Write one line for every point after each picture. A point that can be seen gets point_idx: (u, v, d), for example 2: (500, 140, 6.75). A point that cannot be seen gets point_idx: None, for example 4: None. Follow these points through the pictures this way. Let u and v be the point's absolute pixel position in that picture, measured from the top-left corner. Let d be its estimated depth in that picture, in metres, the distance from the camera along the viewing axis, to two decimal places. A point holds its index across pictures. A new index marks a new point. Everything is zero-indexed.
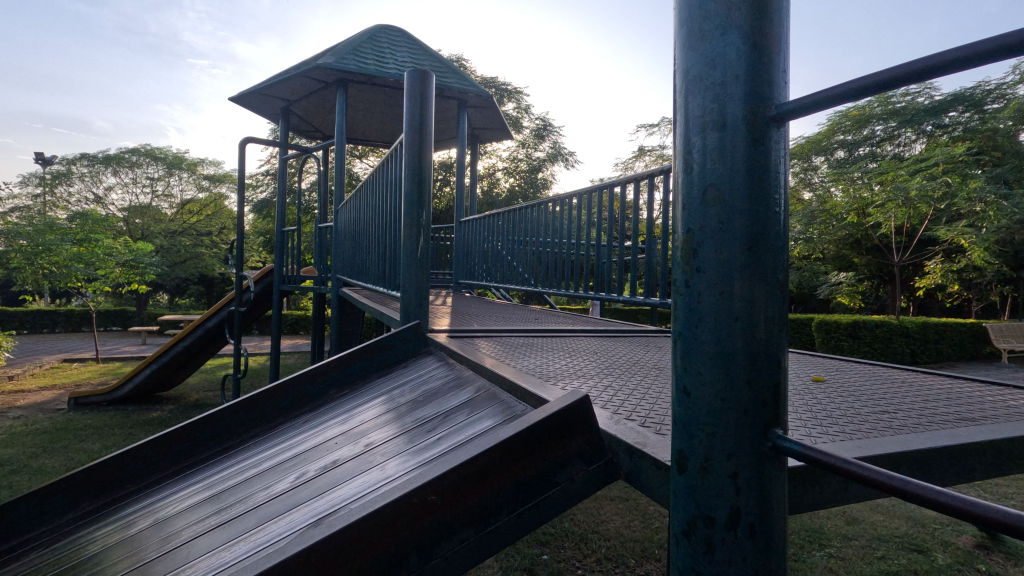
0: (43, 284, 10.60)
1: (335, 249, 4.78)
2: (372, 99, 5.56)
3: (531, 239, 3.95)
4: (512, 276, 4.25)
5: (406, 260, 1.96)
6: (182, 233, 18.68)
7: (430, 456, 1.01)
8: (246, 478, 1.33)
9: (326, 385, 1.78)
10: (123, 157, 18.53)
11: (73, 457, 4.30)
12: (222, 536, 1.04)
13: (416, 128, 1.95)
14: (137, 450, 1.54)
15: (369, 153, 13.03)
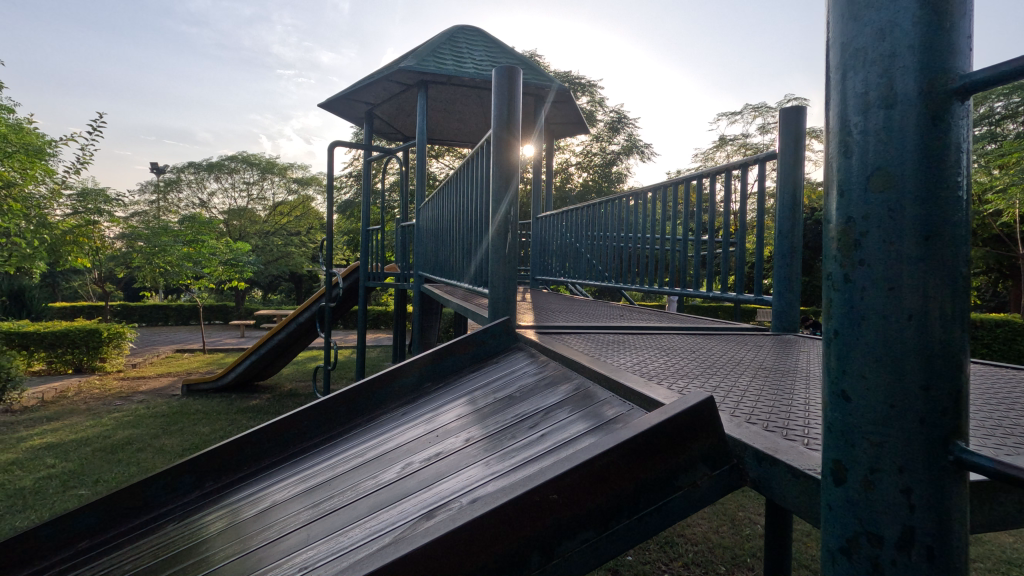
0: (160, 282, 11.74)
1: (418, 247, 4.93)
2: (450, 99, 5.67)
3: (607, 235, 3.89)
4: (589, 272, 4.19)
5: (493, 256, 1.97)
6: (274, 233, 20.04)
7: (533, 454, 1.00)
8: (354, 466, 1.38)
9: (420, 378, 1.83)
10: (224, 165, 20.15)
11: (188, 438, 4.73)
12: (335, 521, 1.09)
13: (504, 125, 1.95)
14: (250, 435, 1.66)
15: (444, 153, 13.32)
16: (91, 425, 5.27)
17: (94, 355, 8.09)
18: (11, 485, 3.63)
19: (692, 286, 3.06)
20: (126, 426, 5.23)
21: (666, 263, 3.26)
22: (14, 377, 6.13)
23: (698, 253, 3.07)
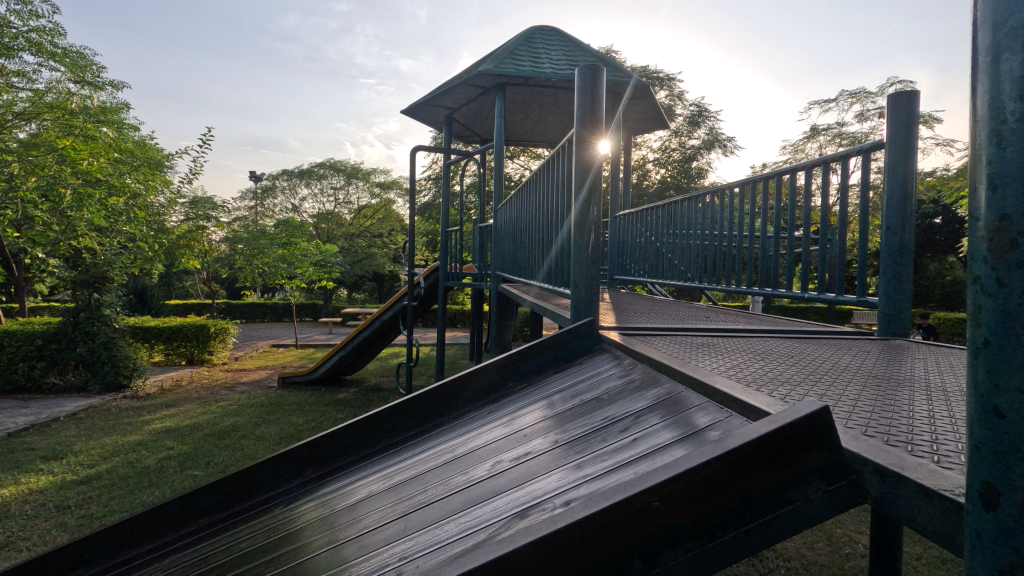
0: (260, 282, 12.72)
1: (496, 247, 5.01)
2: (527, 100, 5.71)
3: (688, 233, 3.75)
4: (669, 272, 4.05)
5: (576, 256, 1.95)
6: (359, 235, 21.10)
7: (625, 459, 0.99)
8: (443, 462, 1.41)
9: (504, 379, 1.85)
10: (314, 171, 21.48)
11: (284, 428, 5.08)
12: (430, 514, 1.11)
13: (586, 124, 1.93)
14: (345, 428, 1.75)
15: (519, 153, 13.40)
16: (201, 412, 5.80)
17: (203, 348, 8.87)
18: (138, 463, 4.07)
19: (781, 286, 2.87)
20: (230, 414, 5.71)
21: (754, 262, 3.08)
22: (138, 366, 6.87)
23: (790, 251, 2.87)
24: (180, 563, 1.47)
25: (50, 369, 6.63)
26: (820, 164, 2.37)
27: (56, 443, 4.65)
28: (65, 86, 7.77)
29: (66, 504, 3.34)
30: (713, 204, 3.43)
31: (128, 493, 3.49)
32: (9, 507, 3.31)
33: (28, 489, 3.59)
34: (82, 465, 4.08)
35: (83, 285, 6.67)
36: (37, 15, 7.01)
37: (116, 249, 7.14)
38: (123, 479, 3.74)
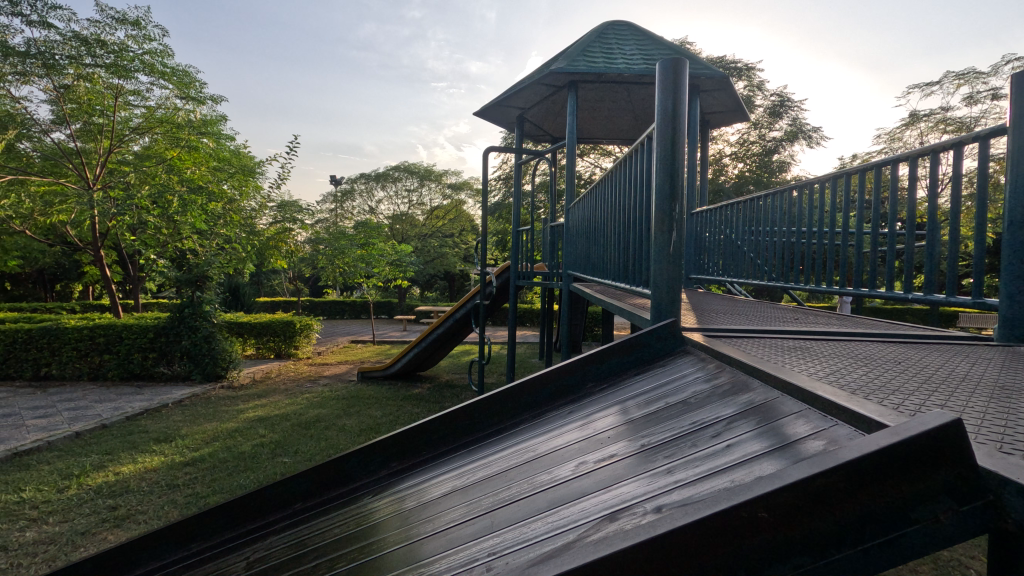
0: (341, 281, 13.39)
1: (569, 246, 5.00)
2: (599, 97, 5.65)
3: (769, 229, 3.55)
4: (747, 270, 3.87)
5: (657, 256, 1.91)
6: (431, 235, 21.74)
7: (719, 466, 0.95)
8: (526, 460, 1.42)
9: (584, 378, 1.83)
10: (389, 174, 22.33)
11: (364, 420, 5.32)
12: (517, 510, 1.12)
13: (669, 118, 1.89)
14: (428, 422, 1.80)
15: (589, 151, 13.28)
16: (289, 402, 6.19)
17: (290, 343, 9.43)
18: (235, 449, 4.40)
19: (869, 285, 2.66)
20: (315, 406, 6.05)
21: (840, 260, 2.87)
22: (233, 359, 7.42)
23: (879, 249, 2.64)
24: (279, 544, 1.57)
25: (159, 359, 7.30)
26: (925, 153, 2.15)
27: (165, 426, 5.11)
28: (172, 102, 8.51)
29: (176, 482, 3.67)
30: (796, 199, 3.23)
31: (227, 475, 3.79)
32: (129, 483, 3.68)
33: (144, 468, 3.98)
34: (188, 448, 4.48)
35: (187, 283, 7.27)
36: (150, 38, 7.71)
37: (215, 250, 7.74)
38: (224, 463, 4.06)
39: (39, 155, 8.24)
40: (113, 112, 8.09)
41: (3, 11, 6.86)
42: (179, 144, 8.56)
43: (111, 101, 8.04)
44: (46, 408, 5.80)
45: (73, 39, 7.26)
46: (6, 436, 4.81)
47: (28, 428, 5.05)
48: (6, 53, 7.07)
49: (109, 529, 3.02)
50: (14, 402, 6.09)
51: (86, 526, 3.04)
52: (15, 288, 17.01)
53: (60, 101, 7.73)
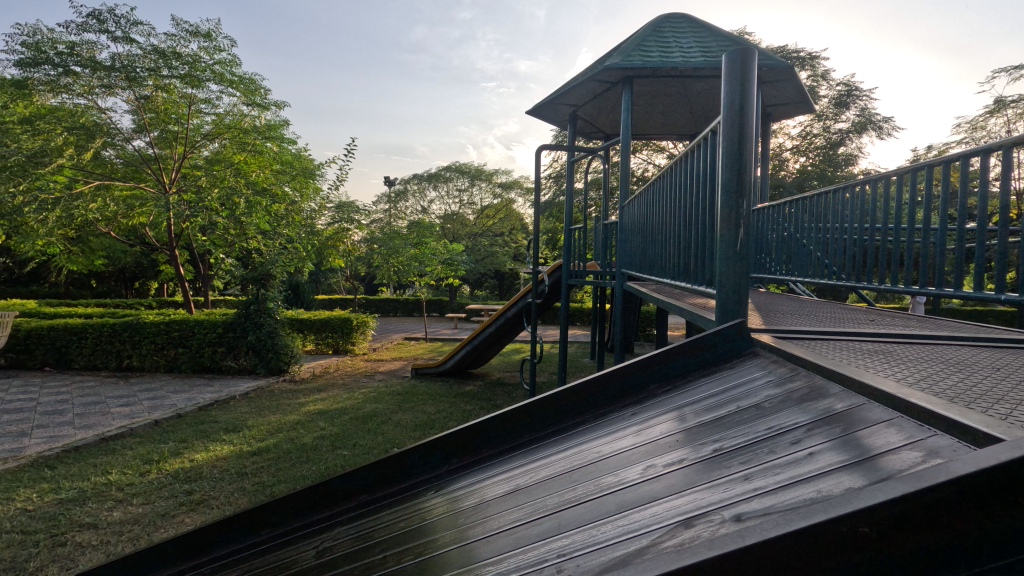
0: (395, 279, 13.71)
1: (624, 245, 4.93)
2: (654, 92, 5.52)
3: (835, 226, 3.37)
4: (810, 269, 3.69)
5: (723, 254, 1.84)
6: (482, 234, 21.96)
7: (803, 475, 0.90)
8: (590, 461, 1.39)
9: (646, 380, 1.79)
10: (441, 174, 22.64)
11: (418, 416, 5.43)
12: (584, 513, 1.10)
13: (736, 111, 1.82)
14: (488, 420, 1.81)
15: (642, 148, 13.02)
16: (347, 397, 6.39)
17: (347, 339, 9.75)
18: (298, 440, 4.59)
19: (942, 285, 2.48)
20: (371, 400, 6.22)
21: (911, 258, 2.69)
22: (294, 353, 7.74)
23: (961, 246, 2.40)
24: (345, 535, 1.61)
25: (228, 353, 7.68)
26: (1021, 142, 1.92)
27: (234, 417, 5.39)
28: (239, 109, 8.85)
29: (244, 471, 3.86)
30: (861, 194, 3.05)
31: (291, 466, 3.96)
32: (203, 469, 3.90)
33: (215, 456, 4.21)
34: (255, 438, 4.70)
35: (253, 281, 7.65)
36: (220, 49, 8.14)
37: (278, 249, 8.09)
38: (287, 454, 4.24)
39: (122, 161, 8.80)
40: (186, 119, 8.57)
41: (92, 28, 7.38)
42: (245, 149, 9.02)
43: (185, 109, 8.51)
44: (128, 397, 6.23)
45: (152, 52, 7.77)
46: (94, 422, 5.20)
47: (113, 415, 5.44)
48: (94, 67, 7.62)
49: (185, 513, 3.21)
50: (101, 390, 6.58)
51: (166, 509, 3.25)
52: (100, 286, 18.38)
53: (140, 111, 8.25)
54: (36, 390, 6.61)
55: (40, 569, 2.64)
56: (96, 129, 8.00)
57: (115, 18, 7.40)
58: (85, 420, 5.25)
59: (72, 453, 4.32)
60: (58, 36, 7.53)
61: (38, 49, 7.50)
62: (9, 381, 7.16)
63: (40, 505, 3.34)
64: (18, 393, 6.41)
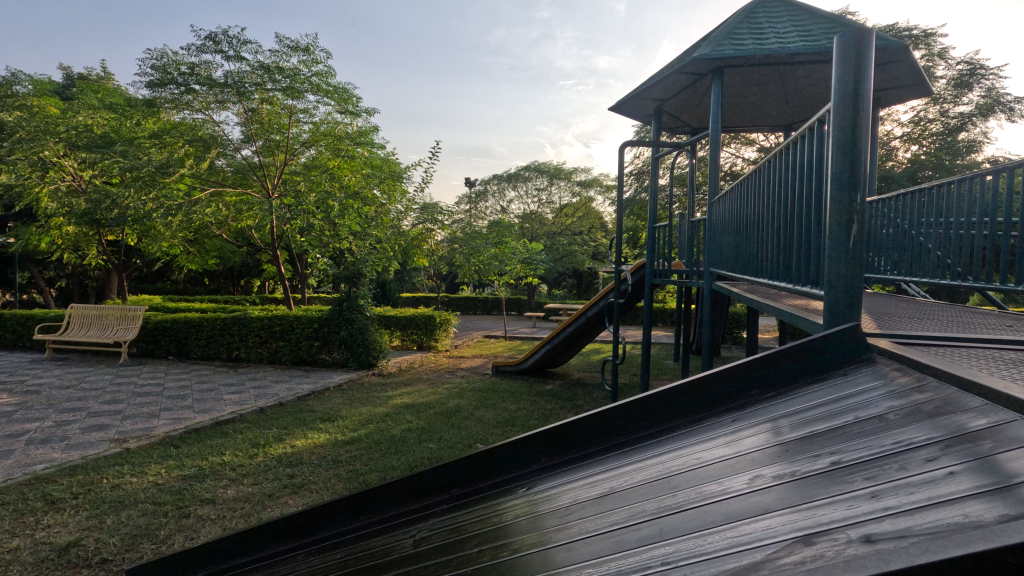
0: (476, 278, 14.01)
1: (714, 243, 4.74)
2: (747, 81, 5.24)
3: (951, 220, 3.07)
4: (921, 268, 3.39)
5: (832, 252, 1.72)
6: (561, 233, 21.90)
7: (941, 496, 0.82)
8: (690, 467, 1.34)
9: (747, 385, 1.70)
10: (520, 174, 22.80)
11: (500, 412, 5.52)
12: (687, 521, 1.06)
13: (850, 98, 1.69)
14: (578, 420, 1.80)
15: (729, 140, 12.42)
16: (432, 392, 6.60)
17: (430, 336, 10.07)
18: (388, 431, 4.81)
19: None
20: (454, 396, 6.39)
21: None
22: (383, 349, 8.11)
23: None
24: (440, 526, 1.66)
25: (323, 347, 8.18)
26: None
27: (329, 407, 5.74)
28: (334, 117, 9.40)
29: (339, 458, 4.10)
30: (983, 187, 2.77)
31: (382, 456, 4.15)
32: (303, 455, 4.19)
33: (313, 443, 4.50)
34: (349, 428, 4.99)
35: (345, 279, 8.10)
36: (317, 61, 8.70)
37: (368, 249, 8.51)
38: (378, 444, 4.46)
39: (232, 168, 9.60)
40: (287, 128, 9.20)
41: (208, 49, 8.13)
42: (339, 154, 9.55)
43: (286, 119, 9.14)
44: (238, 385, 6.81)
45: (259, 68, 8.44)
46: (210, 407, 5.73)
47: (225, 401, 5.98)
48: (210, 84, 8.41)
49: (289, 494, 3.46)
50: (215, 378, 7.25)
51: (272, 490, 3.52)
52: (212, 283, 20.21)
53: (248, 123, 8.95)
54: (162, 376, 7.39)
55: (170, 537, 2.95)
56: (211, 141, 8.81)
57: (228, 39, 8.10)
58: (203, 405, 5.81)
59: (193, 434, 4.79)
60: (180, 57, 8.35)
61: (164, 71, 8.27)
62: (140, 367, 8.05)
63: (167, 480, 3.73)
64: (147, 379, 7.19)
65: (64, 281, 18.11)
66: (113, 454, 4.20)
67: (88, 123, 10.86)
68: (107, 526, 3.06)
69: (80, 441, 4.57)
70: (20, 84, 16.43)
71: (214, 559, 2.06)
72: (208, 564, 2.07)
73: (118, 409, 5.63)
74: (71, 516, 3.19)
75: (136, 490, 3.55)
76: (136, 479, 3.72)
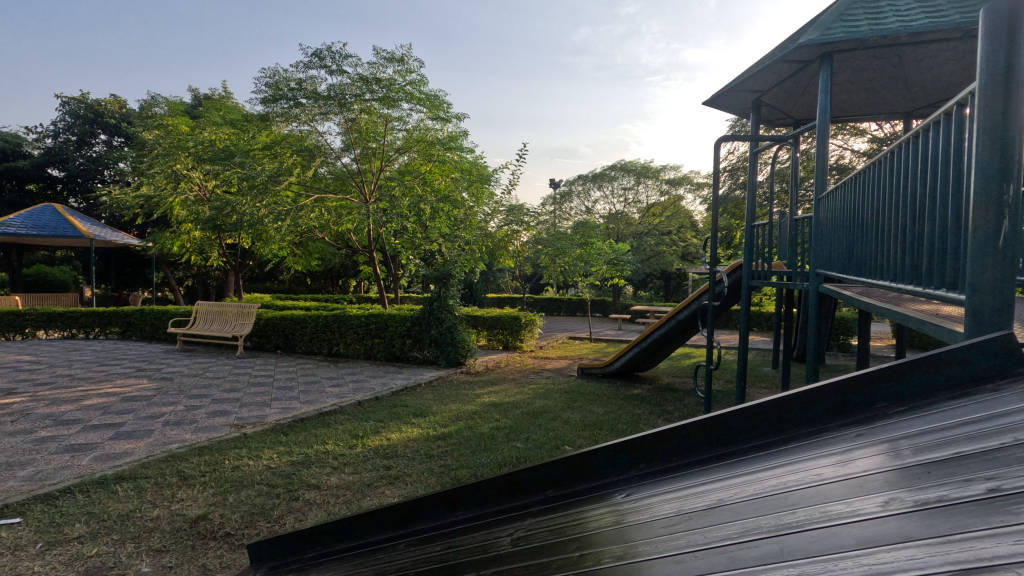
0: (561, 279, 13.98)
1: (821, 243, 4.41)
2: (860, 66, 4.82)
3: None
4: None
5: (976, 254, 1.53)
6: (648, 233, 21.35)
7: None
8: (810, 484, 1.25)
9: (872, 397, 1.55)
10: (606, 174, 22.39)
11: (587, 415, 5.46)
12: (812, 542, 0.99)
13: (998, 79, 1.49)
14: (679, 428, 1.73)
15: (836, 132, 11.51)
16: (518, 391, 6.67)
17: (515, 336, 10.19)
18: (477, 429, 4.92)
19: None
20: (540, 396, 6.41)
21: None
22: (470, 348, 8.31)
23: None
24: (537, 527, 1.67)
25: (414, 344, 8.53)
26: None
27: (421, 403, 5.98)
28: (425, 124, 9.78)
29: (431, 452, 4.26)
30: None
31: (471, 453, 4.25)
32: (397, 448, 4.39)
33: (407, 437, 4.69)
34: (440, 423, 5.16)
35: (436, 280, 8.39)
36: (410, 71, 9.12)
37: (457, 250, 8.78)
38: (468, 440, 4.57)
39: (333, 176, 10.19)
40: (383, 136, 9.68)
41: (315, 65, 8.75)
42: (431, 159, 9.94)
43: (382, 128, 9.61)
44: (339, 379, 7.26)
45: (358, 80, 8.98)
46: (314, 399, 6.16)
47: (328, 394, 6.40)
48: (316, 98, 9.05)
49: (386, 485, 3.64)
50: (317, 372, 7.78)
51: (370, 480, 3.71)
52: (314, 283, 21.73)
53: (348, 132, 9.52)
54: (273, 368, 8.04)
55: (282, 517, 3.20)
56: (315, 151, 9.51)
57: (332, 54, 8.68)
58: (308, 396, 6.26)
59: (300, 423, 5.17)
60: (290, 75, 9.07)
61: (277, 87, 9.03)
62: (254, 360, 8.81)
63: (278, 464, 4.04)
64: (260, 371, 7.86)
65: (191, 281, 20.21)
66: (233, 438, 4.63)
67: (213, 139, 12.07)
68: (229, 503, 3.37)
69: (205, 424, 5.07)
70: (158, 107, 18.64)
71: (323, 541, 2.20)
72: (318, 546, 2.21)
73: (237, 397, 6.20)
74: (200, 491, 3.54)
75: (253, 471, 3.88)
76: (252, 462, 4.07)
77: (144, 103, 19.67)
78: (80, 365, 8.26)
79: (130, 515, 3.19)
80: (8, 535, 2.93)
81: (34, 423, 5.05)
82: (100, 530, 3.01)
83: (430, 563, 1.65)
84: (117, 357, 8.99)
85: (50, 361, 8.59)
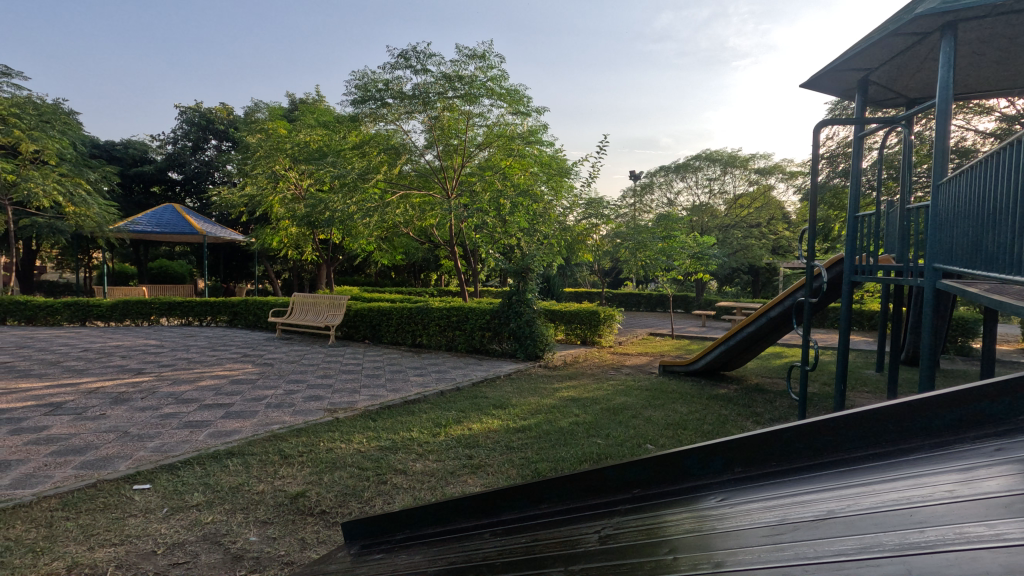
0: (641, 273, 13.62)
1: (938, 235, 3.99)
2: (990, 35, 4.28)
3: None
4: None
5: None
6: (735, 226, 20.26)
7: None
8: (940, 500, 1.13)
9: (1014, 407, 1.38)
10: (690, 164, 21.43)
11: (669, 414, 5.30)
12: (948, 564, 0.89)
13: None
14: (779, 432, 1.62)
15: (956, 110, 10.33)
16: (597, 387, 6.59)
17: (594, 332, 10.05)
18: (556, 423, 4.90)
19: None
20: (620, 393, 6.31)
21: None
22: (549, 342, 8.29)
23: None
24: (625, 526, 1.63)
25: (493, 337, 8.67)
26: None
27: (500, 395, 6.06)
28: (506, 119, 9.87)
29: (512, 444, 4.30)
30: None
31: (551, 446, 4.25)
32: (478, 438, 4.48)
33: (487, 428, 4.77)
34: (520, 416, 5.20)
35: (515, 274, 8.45)
36: (491, 66, 9.24)
37: (535, 245, 8.78)
38: (548, 434, 4.57)
39: (416, 173, 10.49)
40: (464, 132, 9.83)
41: (400, 65, 9.04)
42: (511, 154, 10.01)
43: (463, 124, 9.76)
44: (422, 370, 7.51)
45: (441, 78, 9.20)
46: (400, 387, 6.42)
47: (411, 383, 6.64)
48: (402, 97, 9.39)
49: (468, 474, 3.73)
50: (402, 362, 8.09)
51: (453, 468, 3.81)
52: (398, 276, 22.64)
53: (431, 129, 9.76)
54: (361, 357, 8.46)
55: (372, 499, 3.36)
56: (401, 148, 9.88)
57: (417, 54, 8.95)
58: (393, 385, 6.52)
59: (387, 410, 5.41)
60: (378, 76, 9.45)
61: (365, 89, 9.44)
62: (344, 349, 9.32)
63: (368, 448, 4.25)
64: (349, 359, 8.30)
65: (288, 274, 21.70)
66: (327, 422, 4.93)
67: (308, 141, 12.86)
68: (324, 482, 3.59)
69: (302, 408, 5.43)
70: (259, 112, 20.12)
71: (410, 525, 2.28)
72: (406, 529, 2.29)
73: (329, 383, 6.59)
74: (298, 470, 3.80)
75: (345, 454, 4.11)
76: (344, 445, 4.31)
77: (248, 110, 21.33)
78: (196, 349, 9.12)
79: (239, 488, 3.48)
80: (140, 499, 3.30)
81: (159, 401, 5.65)
82: (215, 500, 3.32)
83: (516, 555, 1.66)
84: (226, 343, 9.83)
85: (172, 346, 9.55)
